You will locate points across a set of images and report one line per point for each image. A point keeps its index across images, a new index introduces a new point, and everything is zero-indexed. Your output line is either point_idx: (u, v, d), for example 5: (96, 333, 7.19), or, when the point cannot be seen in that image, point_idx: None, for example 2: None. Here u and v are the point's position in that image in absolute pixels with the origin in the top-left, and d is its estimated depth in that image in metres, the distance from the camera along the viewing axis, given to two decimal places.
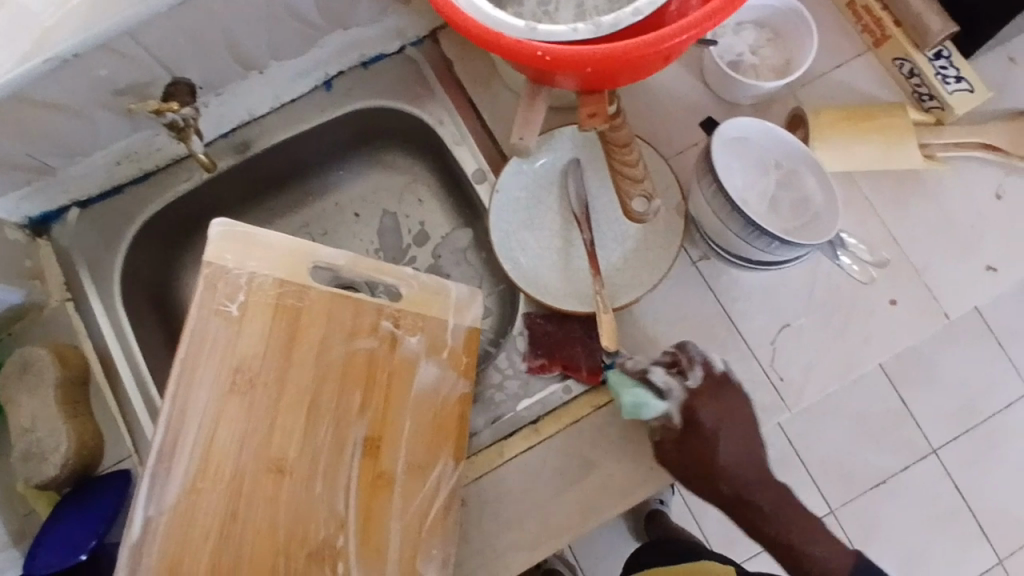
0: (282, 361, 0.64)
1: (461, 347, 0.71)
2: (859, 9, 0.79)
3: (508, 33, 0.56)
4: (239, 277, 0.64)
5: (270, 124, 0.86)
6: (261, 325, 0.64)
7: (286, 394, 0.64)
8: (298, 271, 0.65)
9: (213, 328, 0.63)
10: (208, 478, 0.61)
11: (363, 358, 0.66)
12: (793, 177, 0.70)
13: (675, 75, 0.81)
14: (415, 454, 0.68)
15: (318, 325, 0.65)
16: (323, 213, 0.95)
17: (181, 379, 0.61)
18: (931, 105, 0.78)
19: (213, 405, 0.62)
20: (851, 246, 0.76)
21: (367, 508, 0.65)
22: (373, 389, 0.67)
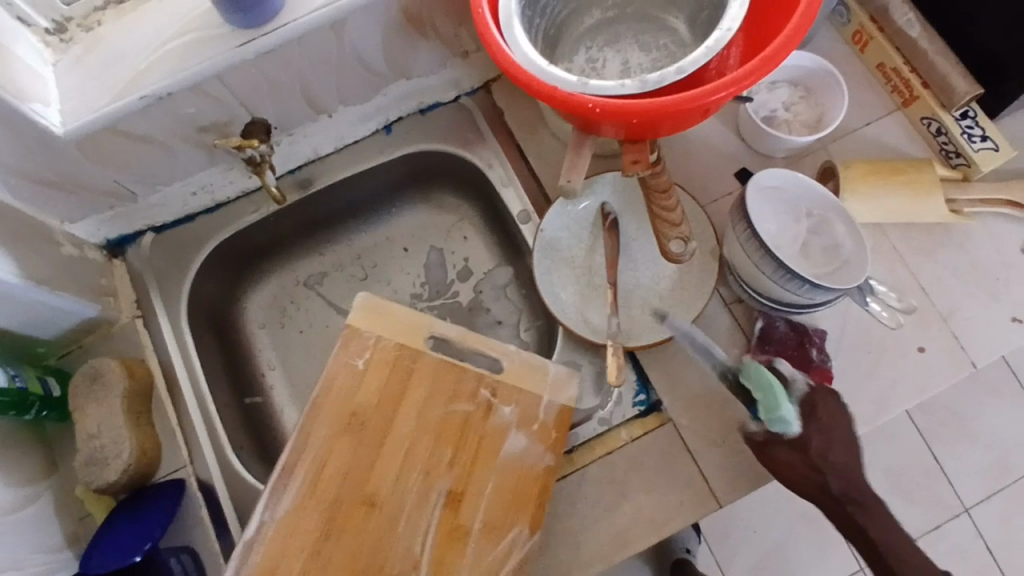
0: (389, 412, 0.71)
1: (552, 421, 0.72)
2: (888, 71, 0.84)
3: (561, 86, 0.62)
4: (369, 339, 0.73)
5: (333, 162, 0.92)
6: (379, 376, 0.72)
7: (387, 442, 0.70)
8: (417, 339, 0.73)
9: (342, 375, 0.72)
10: (311, 499, 0.68)
11: (459, 418, 0.71)
12: (824, 225, 0.74)
13: (712, 128, 0.86)
14: (492, 514, 0.69)
15: (426, 383, 0.72)
16: (375, 248, 1.00)
17: (309, 414, 0.70)
18: (957, 162, 0.82)
19: (327, 439, 0.70)
20: (880, 292, 0.78)
21: (439, 559, 0.68)
22: (465, 447, 0.71)
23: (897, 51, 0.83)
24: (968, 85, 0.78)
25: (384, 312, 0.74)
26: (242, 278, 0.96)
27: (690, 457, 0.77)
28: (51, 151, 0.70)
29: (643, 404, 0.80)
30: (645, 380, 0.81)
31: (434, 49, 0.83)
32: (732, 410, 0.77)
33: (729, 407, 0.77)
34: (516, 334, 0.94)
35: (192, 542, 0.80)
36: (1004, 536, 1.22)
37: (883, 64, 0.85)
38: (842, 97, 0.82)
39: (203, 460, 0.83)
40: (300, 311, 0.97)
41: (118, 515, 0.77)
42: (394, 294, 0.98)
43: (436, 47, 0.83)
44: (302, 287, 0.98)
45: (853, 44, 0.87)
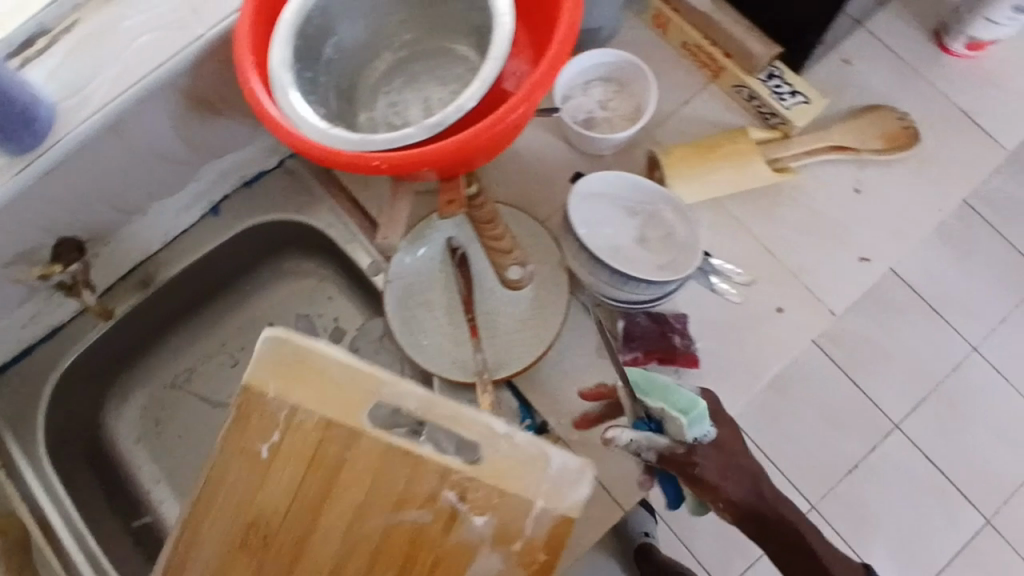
0: (309, 521, 0.54)
1: (541, 542, 0.53)
2: (692, 48, 0.86)
3: (344, 147, 0.60)
4: (277, 408, 0.52)
5: (166, 256, 0.88)
6: (288, 473, 0.53)
7: (320, 528, 0.54)
8: (356, 419, 0.52)
9: (234, 471, 0.53)
10: None
11: (409, 531, 0.53)
12: (655, 218, 0.77)
13: (540, 138, 0.86)
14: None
15: (358, 488, 0.53)
16: (240, 330, 0.96)
17: (190, 520, 0.54)
18: (774, 121, 0.83)
19: (217, 557, 0.54)
20: (720, 268, 0.80)
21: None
22: (415, 567, 0.54)
23: (697, 29, 0.85)
24: (765, 47, 0.80)
25: (300, 361, 0.52)
26: (104, 396, 0.91)
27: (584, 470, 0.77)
28: None
29: (531, 429, 0.79)
30: (527, 404, 0.79)
31: (236, 124, 0.80)
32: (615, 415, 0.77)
33: None
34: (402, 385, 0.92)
35: None
36: (937, 443, 1.25)
37: (687, 43, 0.86)
38: (643, 74, 0.84)
39: None
40: (175, 414, 0.93)
41: None
42: None
43: (237, 122, 0.80)
44: (173, 390, 0.94)
45: (656, 29, 0.89)
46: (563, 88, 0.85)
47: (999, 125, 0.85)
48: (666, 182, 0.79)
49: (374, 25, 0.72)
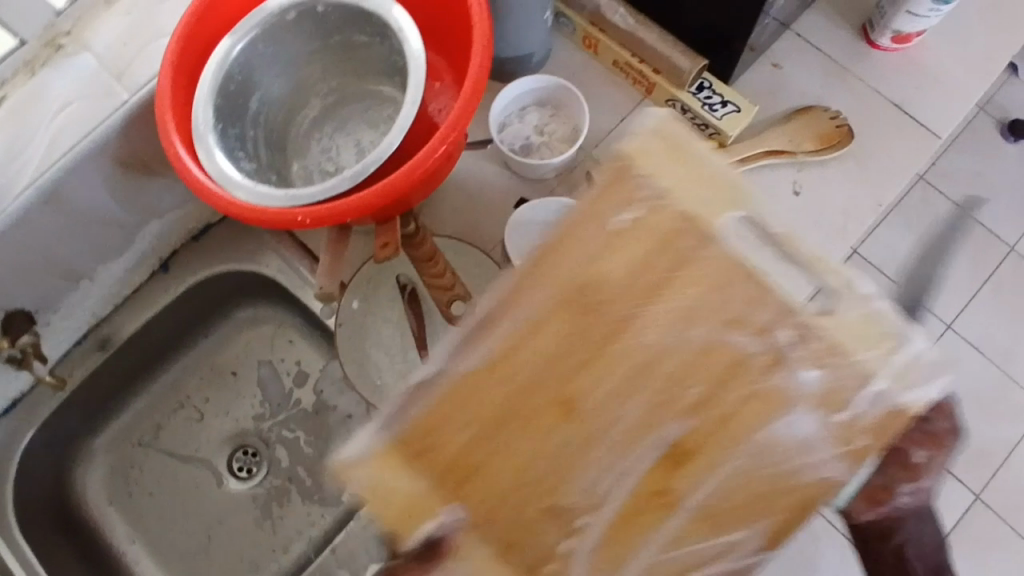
0: (642, 298, 0.41)
1: (876, 429, 0.40)
2: (623, 66, 0.88)
3: (270, 204, 0.61)
4: (642, 187, 0.42)
5: (121, 316, 0.88)
6: (643, 242, 0.42)
7: (586, 375, 0.41)
8: (717, 212, 0.42)
9: (586, 228, 0.43)
10: (432, 432, 0.42)
11: (727, 357, 0.40)
12: (597, 237, 0.75)
13: (481, 167, 0.87)
14: (728, 497, 0.40)
15: (717, 266, 0.41)
16: (204, 381, 0.96)
17: (519, 276, 0.43)
18: (710, 132, 0.85)
19: (535, 308, 0.42)
20: None
21: (627, 521, 0.40)
22: (724, 400, 0.40)
23: (624, 47, 0.86)
24: (690, 61, 0.81)
25: (677, 145, 0.43)
26: (70, 462, 0.91)
27: None
28: None
29: None
30: None
31: (175, 182, 0.81)
32: None
33: None
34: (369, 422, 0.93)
35: None
36: None
37: (617, 60, 0.88)
38: (572, 89, 0.85)
39: None
40: (146, 472, 0.93)
41: None
42: (237, 422, 0.95)
43: (175, 180, 0.80)
44: (141, 448, 0.94)
45: (587, 48, 0.90)
46: (499, 116, 0.86)
47: (933, 113, 0.86)
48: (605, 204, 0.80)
49: (298, 77, 0.72)
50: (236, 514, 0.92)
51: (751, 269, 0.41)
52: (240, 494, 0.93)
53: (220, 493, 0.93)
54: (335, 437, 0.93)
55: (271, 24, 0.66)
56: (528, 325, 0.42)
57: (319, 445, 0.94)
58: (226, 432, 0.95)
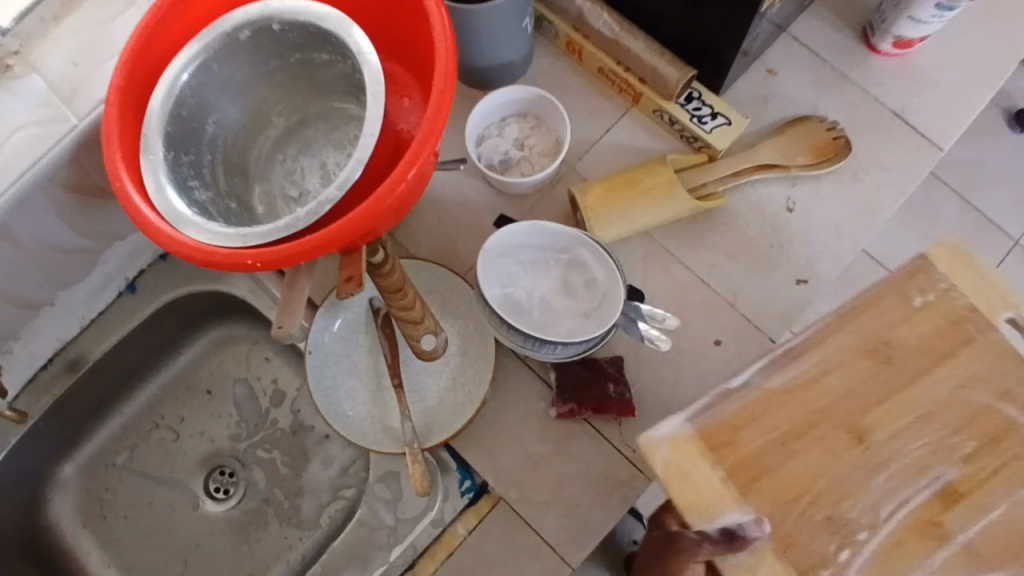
0: (903, 385, 0.57)
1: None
2: (608, 73, 0.83)
3: (220, 245, 0.57)
4: (937, 284, 0.59)
5: (88, 339, 0.85)
6: (930, 322, 0.59)
7: (884, 410, 0.57)
8: (994, 314, 0.58)
9: (875, 315, 0.59)
10: (798, 440, 0.56)
11: (1001, 422, 0.56)
12: (576, 262, 0.73)
13: (459, 183, 0.83)
14: (991, 540, 0.54)
15: (920, 376, 0.57)
16: (177, 401, 0.94)
17: (839, 318, 0.59)
18: (699, 145, 0.81)
19: (836, 343, 0.59)
20: (648, 314, 0.75)
21: (897, 543, 0.54)
22: (989, 457, 0.55)
23: (608, 54, 0.81)
24: (678, 71, 0.76)
25: (965, 268, 0.60)
26: (42, 487, 0.89)
27: (530, 526, 0.75)
28: None
29: (472, 491, 0.78)
30: (466, 465, 0.77)
31: None
32: (554, 468, 0.75)
33: (551, 465, 0.75)
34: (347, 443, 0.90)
35: None
36: None
37: (602, 68, 0.83)
38: (552, 100, 0.80)
39: None
40: (120, 495, 0.91)
41: None
42: (212, 442, 0.93)
43: None
44: (114, 470, 0.92)
45: (571, 54, 0.86)
46: (477, 128, 0.81)
47: (935, 122, 0.81)
48: (586, 225, 0.77)
49: (258, 95, 0.68)
50: (212, 537, 0.90)
51: None
52: (216, 516, 0.91)
53: (197, 516, 0.91)
54: (312, 457, 0.91)
55: (223, 45, 0.62)
56: (815, 367, 0.58)
57: (296, 465, 0.91)
58: (201, 453, 0.92)
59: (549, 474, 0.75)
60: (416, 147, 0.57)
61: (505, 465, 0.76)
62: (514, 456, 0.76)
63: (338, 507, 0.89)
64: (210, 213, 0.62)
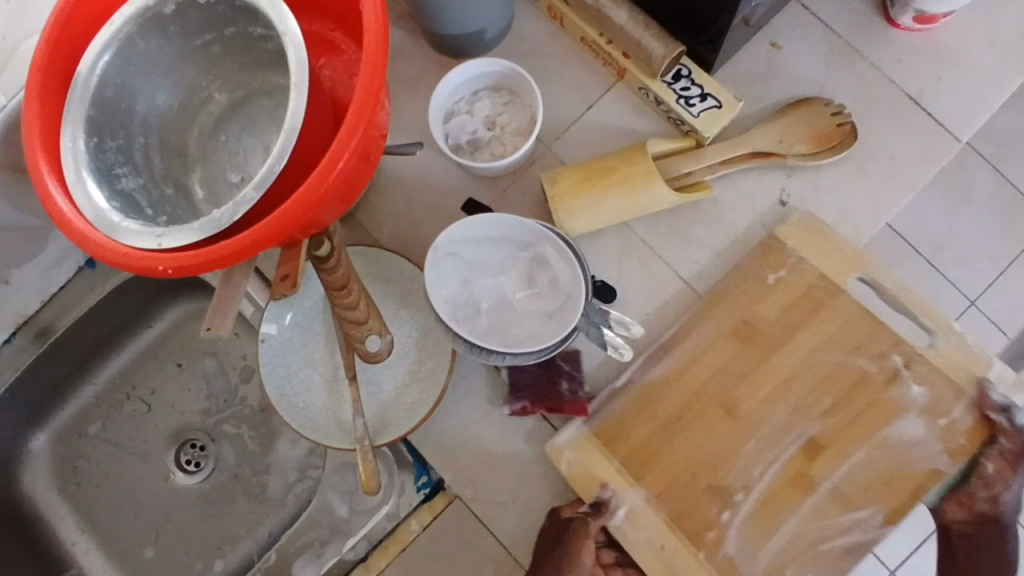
0: (771, 347, 0.69)
1: (893, 479, 0.67)
2: (591, 44, 0.75)
3: (136, 247, 0.54)
4: (792, 255, 0.70)
5: (49, 313, 0.84)
6: (792, 294, 0.70)
7: (752, 380, 0.69)
8: (845, 279, 0.70)
9: (750, 284, 0.70)
10: (689, 408, 0.69)
11: (855, 375, 0.69)
12: (541, 259, 0.68)
13: (426, 162, 0.78)
14: (851, 482, 0.67)
15: (778, 335, 0.70)
16: (146, 372, 0.93)
17: (705, 307, 0.71)
18: (686, 128, 0.73)
19: (710, 333, 0.70)
20: (613, 319, 0.68)
21: (773, 496, 0.68)
22: (852, 405, 0.68)
23: (590, 24, 0.73)
24: (664, 46, 0.68)
25: (824, 236, 0.71)
26: (15, 453, 0.90)
27: (484, 525, 0.72)
28: None
29: (428, 486, 0.75)
30: (423, 460, 0.75)
31: None
32: (513, 470, 0.72)
33: (510, 467, 0.72)
34: None
35: None
36: None
37: (585, 38, 0.75)
38: (525, 75, 0.73)
39: None
40: (92, 464, 0.91)
41: None
42: (183, 415, 0.92)
43: None
44: (86, 439, 0.92)
45: (553, 20, 0.78)
46: (444, 104, 0.75)
47: (953, 108, 0.73)
48: (553, 214, 0.70)
49: (192, 72, 0.64)
50: (181, 509, 0.90)
51: (906, 309, 0.70)
52: (186, 489, 0.90)
53: (167, 487, 0.90)
54: (280, 435, 0.89)
55: (146, 17, 0.57)
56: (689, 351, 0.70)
57: (264, 442, 0.90)
58: (171, 426, 0.92)
59: (507, 476, 0.72)
60: (340, 147, 0.52)
61: (461, 465, 0.72)
62: (471, 456, 0.72)
63: (304, 487, 0.87)
64: (137, 204, 0.58)
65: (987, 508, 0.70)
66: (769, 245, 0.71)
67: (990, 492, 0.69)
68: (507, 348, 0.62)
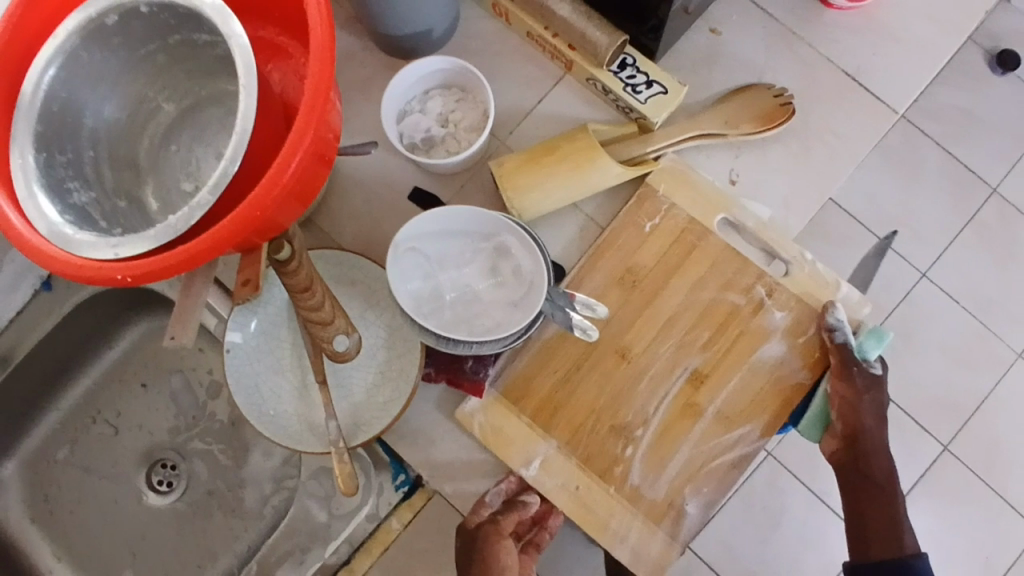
0: (652, 292, 0.72)
1: (770, 399, 0.71)
2: (537, 38, 0.77)
3: (93, 258, 0.53)
4: (662, 203, 0.73)
5: (8, 339, 0.83)
6: (664, 241, 0.73)
7: (639, 324, 0.72)
8: (709, 218, 0.73)
9: (628, 235, 0.73)
10: (583, 358, 0.72)
11: (727, 308, 0.72)
12: (502, 249, 0.69)
13: (382, 164, 0.78)
14: (733, 405, 0.71)
15: (657, 280, 0.73)
16: (112, 395, 0.91)
17: (589, 260, 0.73)
18: (634, 115, 0.75)
19: (596, 286, 0.73)
20: (579, 304, 0.68)
21: (667, 428, 0.71)
22: (725, 337, 0.72)
23: (535, 18, 0.75)
24: (608, 36, 0.70)
25: (687, 179, 0.74)
26: None
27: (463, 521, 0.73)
28: None
29: (406, 485, 0.75)
30: (399, 459, 0.75)
31: None
32: (488, 461, 0.73)
33: (484, 458, 0.73)
34: None
35: None
36: (900, 375, 1.16)
37: (531, 33, 0.77)
38: (474, 71, 0.75)
39: None
40: (62, 490, 0.90)
41: None
42: (151, 434, 0.91)
43: None
44: (55, 465, 0.90)
45: (499, 17, 0.79)
46: (398, 104, 0.76)
47: (888, 85, 0.77)
48: (503, 198, 0.72)
49: (140, 83, 0.64)
50: (157, 530, 0.88)
51: (771, 246, 0.73)
52: (160, 509, 0.89)
53: (141, 509, 0.89)
54: (252, 448, 0.89)
55: (89, 29, 0.57)
56: None
57: (236, 456, 0.89)
58: (140, 446, 0.90)
59: (482, 468, 0.73)
60: (291, 147, 0.52)
61: (437, 459, 0.73)
62: (446, 450, 0.73)
63: (281, 498, 0.86)
64: (90, 216, 0.58)
65: (843, 428, 0.69)
66: (637, 196, 0.73)
67: (838, 409, 0.69)
68: (471, 338, 0.63)
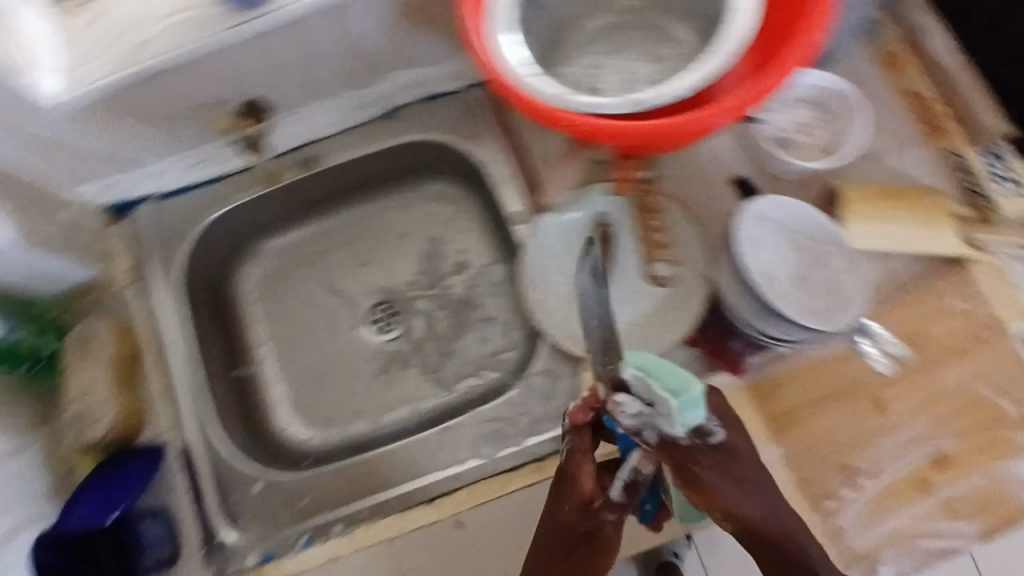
0: (932, 366, 0.74)
1: (1005, 514, 0.71)
2: (921, 98, 0.81)
3: (543, 98, 0.58)
4: (981, 296, 0.74)
5: (333, 145, 0.91)
6: (964, 327, 0.74)
7: (907, 388, 0.74)
8: (1016, 326, 0.74)
9: (929, 306, 0.75)
10: (842, 391, 0.74)
11: (996, 414, 0.72)
12: (822, 258, 0.73)
13: (724, 142, 0.82)
14: (966, 501, 0.71)
15: (942, 358, 0.74)
16: (373, 233, 0.99)
17: (883, 310, 0.76)
18: (977, 200, 0.77)
19: (884, 336, 0.75)
20: (873, 333, 0.74)
21: (894, 492, 0.72)
22: (981, 438, 0.72)
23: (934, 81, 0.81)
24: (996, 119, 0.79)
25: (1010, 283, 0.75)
26: (242, 249, 0.98)
27: None
28: (39, 119, 0.70)
29: None
30: None
31: (436, 38, 0.80)
32: None
33: None
34: (506, 333, 0.95)
35: (164, 504, 0.82)
36: None
37: (916, 90, 0.81)
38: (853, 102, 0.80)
39: (184, 426, 0.85)
40: (297, 288, 0.99)
41: (100, 471, 0.80)
42: (389, 280, 0.99)
43: (438, 36, 0.80)
44: (299, 265, 0.99)
45: (885, 66, 0.83)
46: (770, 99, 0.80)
47: None
48: (841, 217, 0.76)
49: None
50: (359, 360, 0.97)
51: None
52: (369, 343, 0.98)
53: (352, 335, 0.98)
54: (470, 329, 0.96)
55: None
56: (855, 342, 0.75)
57: (453, 329, 0.96)
58: (377, 284, 0.99)
59: None
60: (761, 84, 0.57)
61: None
62: None
63: (478, 382, 0.93)
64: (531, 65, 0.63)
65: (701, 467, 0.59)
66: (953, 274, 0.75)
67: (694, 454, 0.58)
68: (785, 315, 0.70)
